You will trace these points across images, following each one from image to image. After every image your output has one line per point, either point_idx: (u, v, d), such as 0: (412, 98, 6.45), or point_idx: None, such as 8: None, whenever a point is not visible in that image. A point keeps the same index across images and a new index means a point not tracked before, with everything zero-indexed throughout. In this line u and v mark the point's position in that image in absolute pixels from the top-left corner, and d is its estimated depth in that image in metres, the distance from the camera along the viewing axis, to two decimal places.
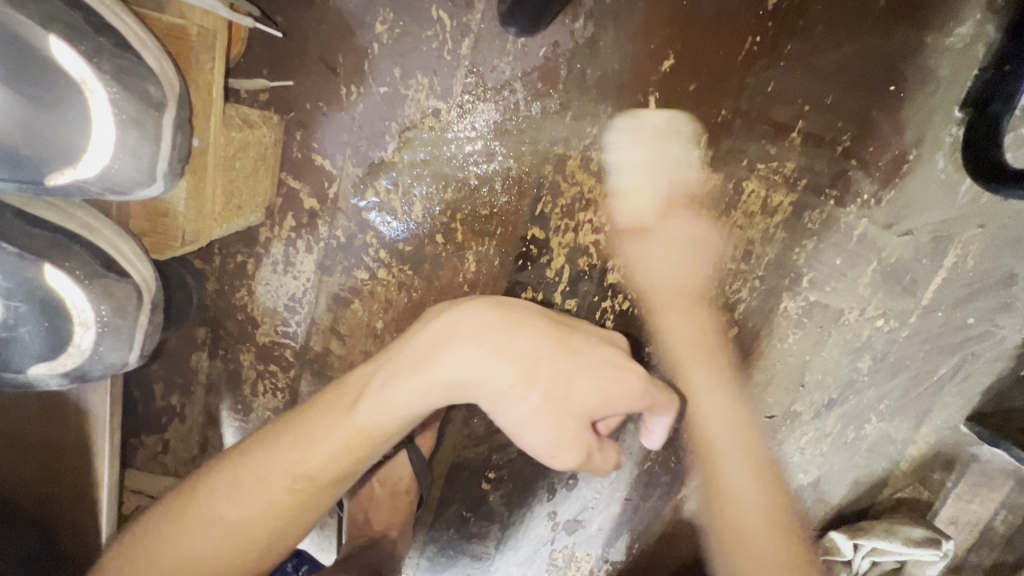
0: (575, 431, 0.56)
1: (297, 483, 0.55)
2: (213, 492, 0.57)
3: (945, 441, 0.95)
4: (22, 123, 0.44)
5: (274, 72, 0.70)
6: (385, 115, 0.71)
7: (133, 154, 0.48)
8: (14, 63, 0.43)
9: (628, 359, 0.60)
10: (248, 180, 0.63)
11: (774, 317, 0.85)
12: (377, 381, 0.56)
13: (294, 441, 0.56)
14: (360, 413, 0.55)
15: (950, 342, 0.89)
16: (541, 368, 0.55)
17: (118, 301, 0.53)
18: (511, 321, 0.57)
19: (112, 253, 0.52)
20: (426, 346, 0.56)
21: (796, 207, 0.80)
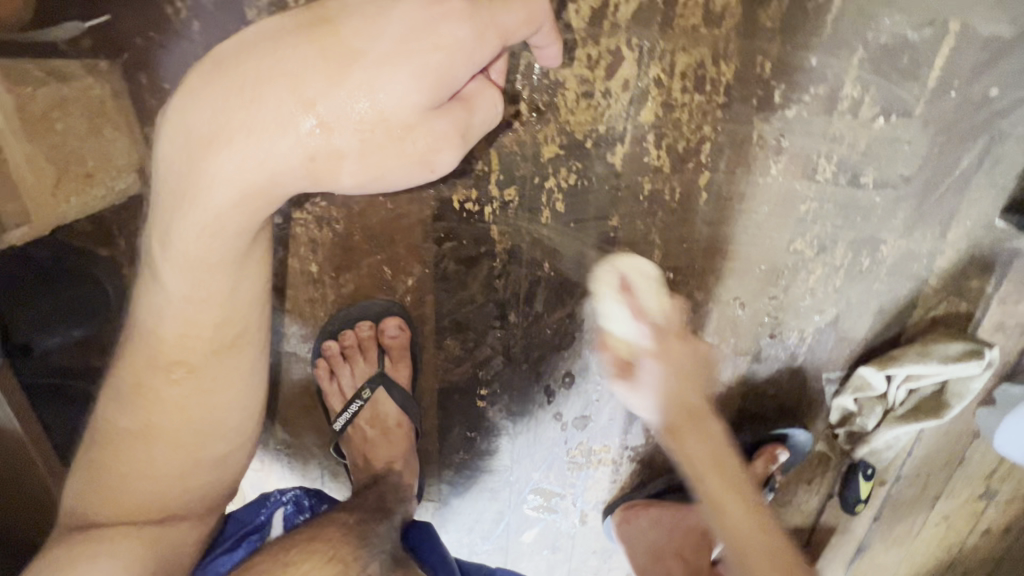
0: (425, 133, 0.49)
1: (183, 359, 0.59)
2: (122, 414, 0.61)
3: (980, 244, 0.81)
4: None
5: (87, 7, 0.59)
6: (227, 25, 0.60)
7: None
8: None
9: (437, 7, 0.47)
10: (87, 142, 0.58)
11: (747, 147, 0.72)
12: (173, 223, 0.52)
13: (153, 323, 0.58)
14: (173, 273, 0.54)
15: (971, 125, 0.74)
16: (330, 111, 0.47)
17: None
18: (247, 79, 0.47)
19: None
20: (187, 166, 0.49)
21: (744, 8, 0.66)
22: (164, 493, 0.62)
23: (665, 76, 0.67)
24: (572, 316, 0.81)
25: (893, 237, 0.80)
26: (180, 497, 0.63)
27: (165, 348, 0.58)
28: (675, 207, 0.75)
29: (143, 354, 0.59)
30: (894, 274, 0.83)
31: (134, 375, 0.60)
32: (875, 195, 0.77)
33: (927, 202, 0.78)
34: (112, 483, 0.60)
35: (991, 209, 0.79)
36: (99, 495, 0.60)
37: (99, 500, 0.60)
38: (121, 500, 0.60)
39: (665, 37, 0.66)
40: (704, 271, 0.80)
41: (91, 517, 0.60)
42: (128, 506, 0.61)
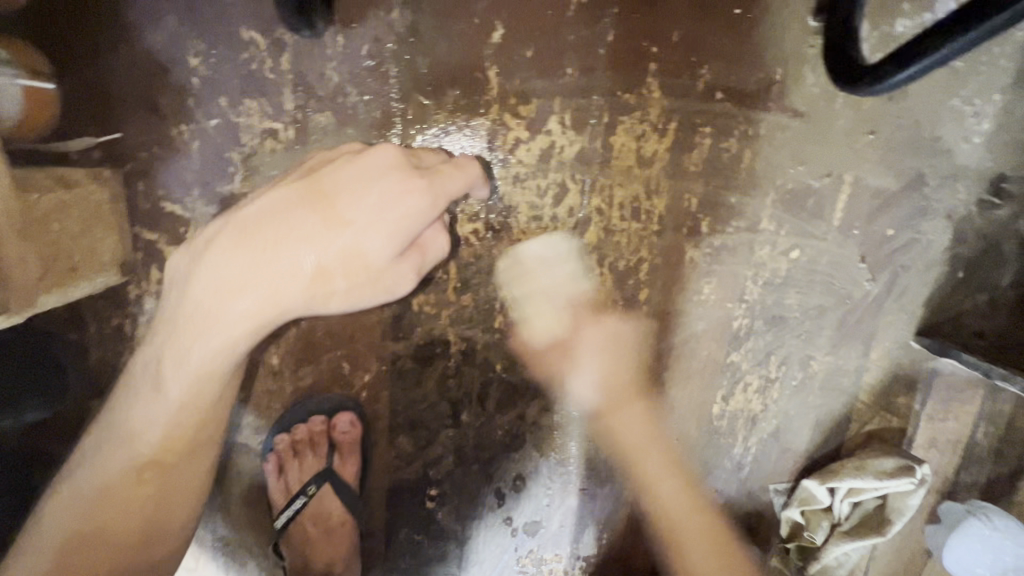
0: (393, 276, 0.59)
1: (149, 460, 0.64)
2: (74, 503, 0.63)
3: (900, 361, 0.89)
4: None
5: (100, 124, 0.67)
6: (221, 147, 0.69)
7: None
8: None
9: (410, 175, 0.57)
10: (77, 238, 0.62)
11: (682, 269, 0.81)
12: (186, 346, 0.62)
13: (119, 429, 0.64)
14: (173, 383, 0.63)
15: (876, 259, 0.84)
16: (323, 263, 0.58)
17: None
18: (265, 237, 0.59)
19: None
20: (205, 304, 0.60)
21: (673, 150, 0.76)
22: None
23: (606, 206, 0.77)
24: (523, 417, 0.84)
25: (820, 354, 0.88)
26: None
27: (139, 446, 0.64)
28: (619, 319, 0.82)
29: (112, 455, 0.64)
30: (826, 389, 0.89)
31: (96, 468, 0.64)
32: (799, 316, 0.86)
33: (846, 324, 0.87)
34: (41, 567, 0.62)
35: (905, 332, 0.87)
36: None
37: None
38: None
39: (605, 175, 0.76)
40: (647, 379, 0.85)
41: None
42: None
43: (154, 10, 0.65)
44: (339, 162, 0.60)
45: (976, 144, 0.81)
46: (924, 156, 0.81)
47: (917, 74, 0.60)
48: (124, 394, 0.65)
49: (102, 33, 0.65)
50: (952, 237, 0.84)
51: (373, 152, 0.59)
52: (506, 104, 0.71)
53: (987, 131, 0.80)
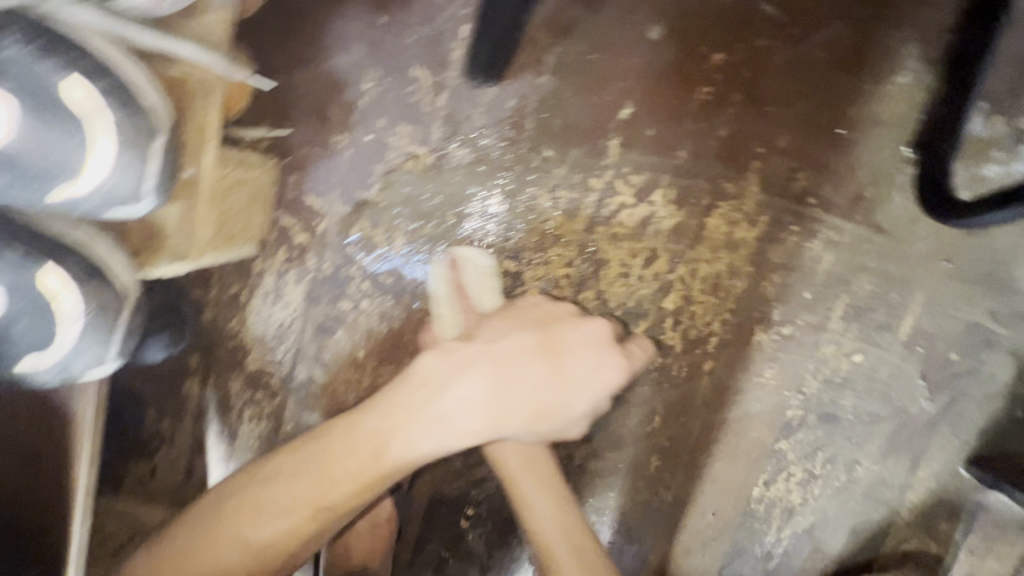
0: (572, 424, 0.73)
1: (317, 515, 0.67)
2: (237, 538, 0.65)
3: (946, 486, 0.90)
4: (32, 144, 0.43)
5: (273, 120, 0.78)
6: (368, 159, 0.79)
7: (123, 171, 0.48)
8: (34, 104, 0.43)
9: (609, 347, 0.74)
10: (240, 212, 0.69)
11: (748, 350, 0.85)
12: (394, 439, 0.68)
13: (326, 474, 0.67)
14: (395, 448, 0.68)
15: (935, 380, 0.87)
16: (543, 409, 0.71)
17: (105, 301, 0.52)
18: (509, 377, 0.70)
19: (98, 259, 0.53)
20: (450, 389, 0.69)
21: (760, 240, 0.82)
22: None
23: (688, 277, 0.83)
24: (570, 457, 0.89)
25: (867, 460, 0.90)
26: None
27: (324, 497, 0.66)
28: (679, 384, 0.86)
29: (290, 497, 0.66)
30: (868, 497, 0.90)
31: (263, 506, 0.66)
32: (852, 419, 0.88)
33: (897, 437, 0.89)
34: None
35: (956, 458, 0.89)
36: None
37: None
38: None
39: (693, 250, 0.82)
40: (694, 448, 0.88)
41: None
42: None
43: (345, 37, 0.76)
44: (565, 331, 0.73)
45: None
46: (998, 293, 0.84)
47: (1008, 218, 0.65)
48: (361, 441, 0.68)
49: (298, 46, 0.76)
50: (1015, 374, 0.86)
51: (592, 323, 0.74)
52: (619, 172, 0.80)
53: None
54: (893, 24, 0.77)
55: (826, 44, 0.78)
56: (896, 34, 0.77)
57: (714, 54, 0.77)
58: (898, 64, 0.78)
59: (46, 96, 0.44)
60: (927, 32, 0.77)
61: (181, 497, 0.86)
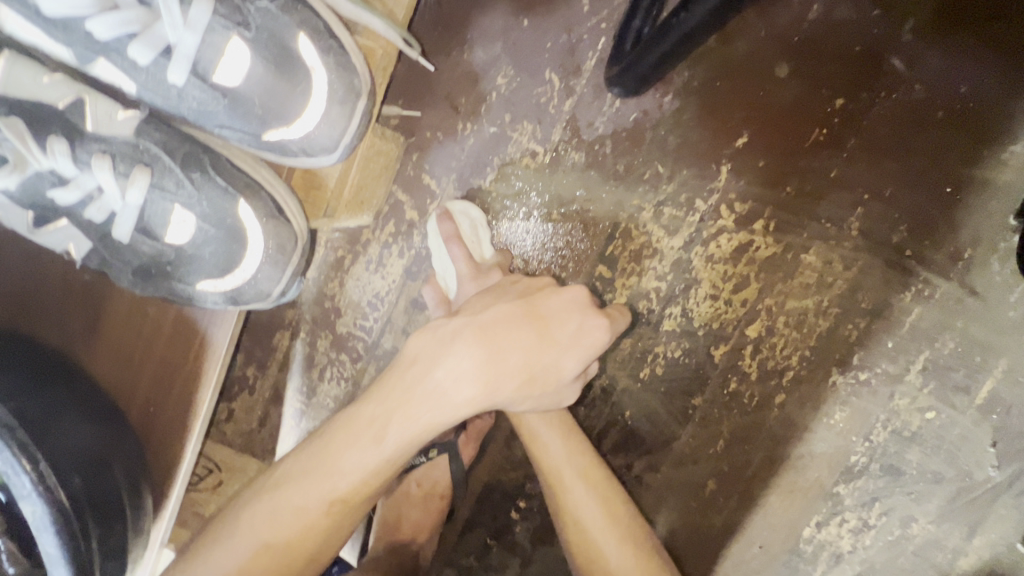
0: (562, 393, 0.67)
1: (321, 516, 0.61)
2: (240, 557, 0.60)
3: (999, 559, 0.89)
4: (268, 89, 0.58)
5: (407, 102, 0.82)
6: (489, 150, 0.82)
7: (330, 125, 0.61)
8: (279, 58, 0.58)
9: (597, 312, 0.66)
10: (373, 180, 0.74)
11: (822, 390, 0.86)
12: (389, 432, 0.61)
13: (323, 468, 0.62)
14: (391, 434, 0.61)
15: (1006, 450, 0.87)
16: (534, 370, 0.63)
17: (283, 239, 0.65)
18: (496, 343, 0.62)
19: (284, 204, 0.65)
20: (437, 364, 0.62)
21: (851, 284, 0.84)
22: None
23: (775, 308, 0.84)
24: (629, 467, 0.90)
25: (923, 519, 0.89)
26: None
27: (321, 486, 0.61)
28: (749, 412, 0.87)
29: (293, 505, 0.61)
30: (918, 555, 0.90)
31: (264, 514, 0.61)
32: (915, 475, 0.88)
33: (958, 501, 0.89)
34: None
35: (1015, 532, 0.89)
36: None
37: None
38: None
39: (784, 283, 0.84)
40: (752, 478, 0.89)
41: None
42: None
43: (488, 33, 0.80)
44: (552, 293, 0.66)
45: None
46: None
47: None
48: (354, 438, 0.62)
49: (442, 35, 0.81)
50: None
51: (573, 287, 0.66)
52: (725, 197, 0.82)
53: None
54: (1021, 92, 0.78)
55: (949, 104, 0.79)
56: (1022, 103, 0.78)
57: (836, 99, 0.80)
58: (1016, 133, 0.79)
59: (287, 55, 0.58)
60: None
61: (252, 443, 0.89)
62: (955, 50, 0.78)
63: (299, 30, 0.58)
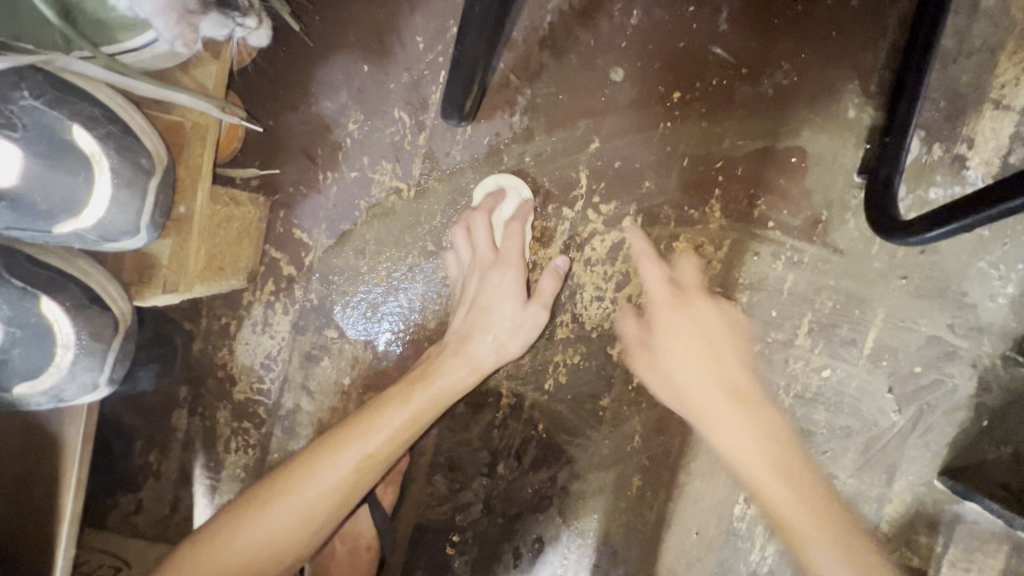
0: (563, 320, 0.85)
1: (350, 476, 0.69)
2: (276, 517, 0.67)
3: (922, 498, 0.92)
4: (41, 182, 0.47)
5: (264, 162, 0.83)
6: (355, 195, 0.84)
7: (123, 208, 0.52)
8: (47, 150, 0.48)
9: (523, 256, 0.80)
10: (233, 246, 0.74)
11: (720, 368, 0.89)
12: (410, 399, 0.72)
13: (370, 430, 0.70)
14: (432, 388, 0.73)
15: (903, 393, 0.90)
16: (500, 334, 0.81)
17: (99, 327, 0.56)
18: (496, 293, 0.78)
19: (99, 290, 0.57)
20: (482, 310, 0.78)
21: (725, 263, 0.87)
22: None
23: (660, 298, 0.87)
24: (553, 480, 0.89)
25: (843, 475, 0.92)
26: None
27: (383, 454, 0.70)
28: (657, 402, 0.89)
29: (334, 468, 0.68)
30: (847, 510, 0.92)
31: (296, 479, 0.68)
32: (826, 433, 0.91)
33: (872, 450, 0.91)
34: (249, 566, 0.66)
35: (930, 469, 0.92)
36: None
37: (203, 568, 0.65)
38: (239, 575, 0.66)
39: (663, 272, 0.87)
40: (674, 466, 0.90)
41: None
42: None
43: (331, 83, 0.82)
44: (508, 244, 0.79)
45: (1001, 303, 0.89)
46: (954, 307, 0.89)
47: (943, 235, 0.70)
48: (384, 406, 0.72)
49: (287, 91, 0.82)
50: (975, 385, 0.90)
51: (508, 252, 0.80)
52: (589, 202, 0.85)
53: (1012, 294, 0.89)
54: (835, 61, 0.85)
55: (775, 81, 0.85)
56: (838, 72, 0.84)
57: (673, 92, 0.84)
58: (841, 99, 0.85)
59: (57, 141, 0.49)
60: (867, 70, 0.84)
61: (168, 530, 0.86)
62: (768, 33, 0.84)
63: (73, 123, 0.49)
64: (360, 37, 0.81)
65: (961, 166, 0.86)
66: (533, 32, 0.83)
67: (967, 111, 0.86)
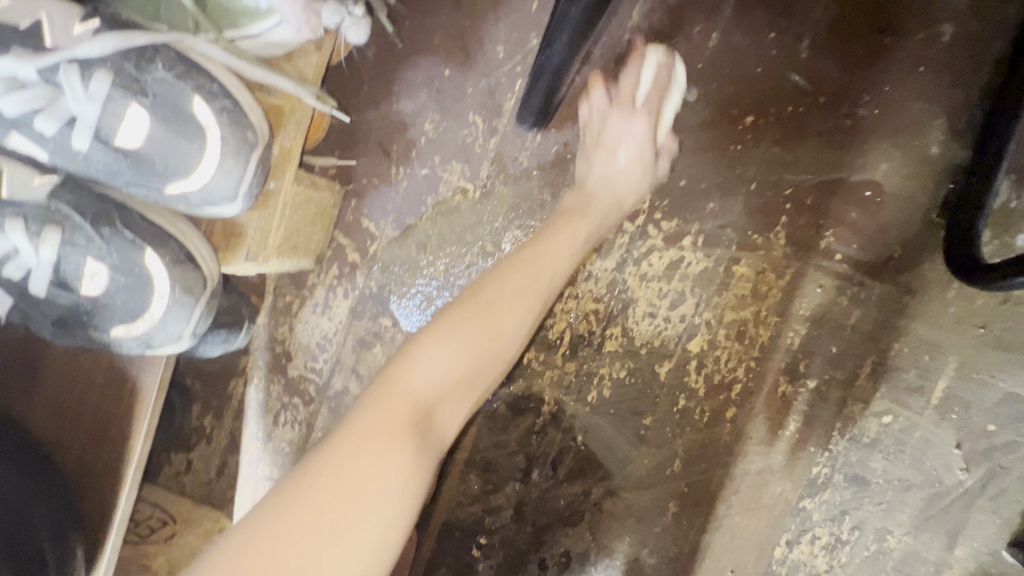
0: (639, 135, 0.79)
1: (477, 352, 0.61)
2: (384, 432, 0.54)
3: (987, 569, 0.85)
4: (164, 145, 0.54)
5: (342, 153, 0.88)
6: (423, 191, 0.87)
7: (226, 175, 0.55)
8: (172, 118, 0.54)
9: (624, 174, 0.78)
10: (307, 227, 0.78)
11: (772, 400, 0.86)
12: (519, 262, 0.67)
13: (471, 341, 0.60)
14: (546, 290, 0.68)
15: (973, 450, 0.84)
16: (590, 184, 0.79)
17: (191, 283, 0.59)
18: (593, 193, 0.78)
19: (194, 251, 0.61)
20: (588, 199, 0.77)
21: (787, 291, 0.85)
22: (379, 527, 0.51)
23: (714, 321, 0.85)
24: (587, 494, 0.88)
25: (898, 531, 0.86)
26: (379, 535, 0.51)
27: (504, 329, 0.63)
28: (702, 427, 0.86)
29: (435, 354, 0.59)
30: (900, 571, 0.86)
31: (398, 377, 0.58)
32: (882, 484, 0.86)
33: (933, 508, 0.85)
34: (377, 495, 0.51)
35: (997, 538, 0.85)
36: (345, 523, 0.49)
37: (310, 516, 0.49)
38: (360, 508, 0.50)
39: (720, 295, 0.85)
40: (714, 496, 0.87)
41: (286, 575, 0.47)
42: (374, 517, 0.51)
43: (413, 84, 0.86)
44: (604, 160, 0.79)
45: None
46: None
47: None
48: (482, 292, 0.64)
49: (372, 89, 0.87)
50: None
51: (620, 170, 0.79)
52: (651, 218, 0.85)
53: None
54: (921, 97, 0.82)
55: (853, 112, 0.83)
56: (922, 108, 0.82)
57: (746, 116, 0.84)
58: (923, 135, 0.82)
59: (180, 111, 0.54)
60: (954, 108, 0.82)
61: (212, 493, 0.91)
62: (851, 64, 0.83)
63: (195, 94, 0.55)
64: (444, 43, 0.86)
65: None
66: (610, 49, 0.85)
67: None
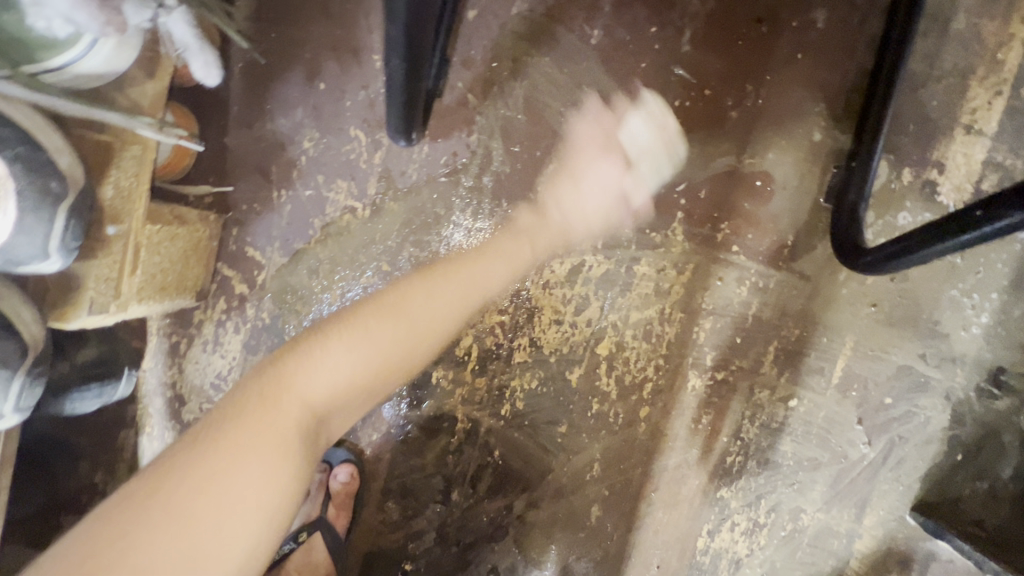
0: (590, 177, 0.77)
1: (395, 345, 0.59)
2: (274, 415, 0.51)
3: (894, 535, 0.89)
4: None
5: (216, 179, 0.82)
6: (309, 213, 0.82)
7: (28, 233, 0.50)
8: None
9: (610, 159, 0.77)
10: (176, 265, 0.72)
11: (683, 395, 0.86)
12: (467, 265, 0.68)
13: (416, 317, 0.62)
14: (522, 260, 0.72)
15: (873, 424, 0.87)
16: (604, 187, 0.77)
17: (9, 354, 0.53)
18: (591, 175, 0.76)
19: (10, 316, 0.54)
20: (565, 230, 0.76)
21: (689, 286, 0.85)
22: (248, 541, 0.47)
23: (620, 323, 0.85)
24: (510, 508, 0.87)
25: (811, 508, 0.88)
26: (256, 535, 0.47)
27: (428, 329, 0.62)
28: (618, 429, 0.86)
29: (347, 347, 0.57)
30: (816, 546, 0.89)
31: (292, 374, 0.54)
32: (793, 465, 0.88)
33: (841, 483, 0.88)
34: (234, 508, 0.47)
35: (901, 504, 0.88)
36: (183, 526, 0.44)
37: (185, 503, 0.45)
38: (216, 515, 0.46)
39: (623, 297, 0.84)
40: (635, 496, 0.87)
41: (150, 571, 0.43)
42: (229, 519, 0.46)
43: (286, 101, 0.81)
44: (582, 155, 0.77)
45: (974, 333, 0.86)
46: (925, 336, 0.86)
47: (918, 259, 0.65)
48: (396, 288, 0.63)
49: (242, 108, 0.81)
50: (949, 418, 0.87)
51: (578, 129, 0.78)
52: None
53: (986, 324, 0.86)
54: (801, 84, 0.83)
55: (739, 103, 0.83)
56: (804, 95, 0.83)
57: None
58: (806, 122, 0.83)
59: None
60: (833, 93, 0.83)
61: None
62: (732, 55, 0.82)
63: None
64: (315, 54, 0.80)
65: (932, 191, 0.84)
66: (492, 51, 0.82)
67: (938, 137, 0.84)
